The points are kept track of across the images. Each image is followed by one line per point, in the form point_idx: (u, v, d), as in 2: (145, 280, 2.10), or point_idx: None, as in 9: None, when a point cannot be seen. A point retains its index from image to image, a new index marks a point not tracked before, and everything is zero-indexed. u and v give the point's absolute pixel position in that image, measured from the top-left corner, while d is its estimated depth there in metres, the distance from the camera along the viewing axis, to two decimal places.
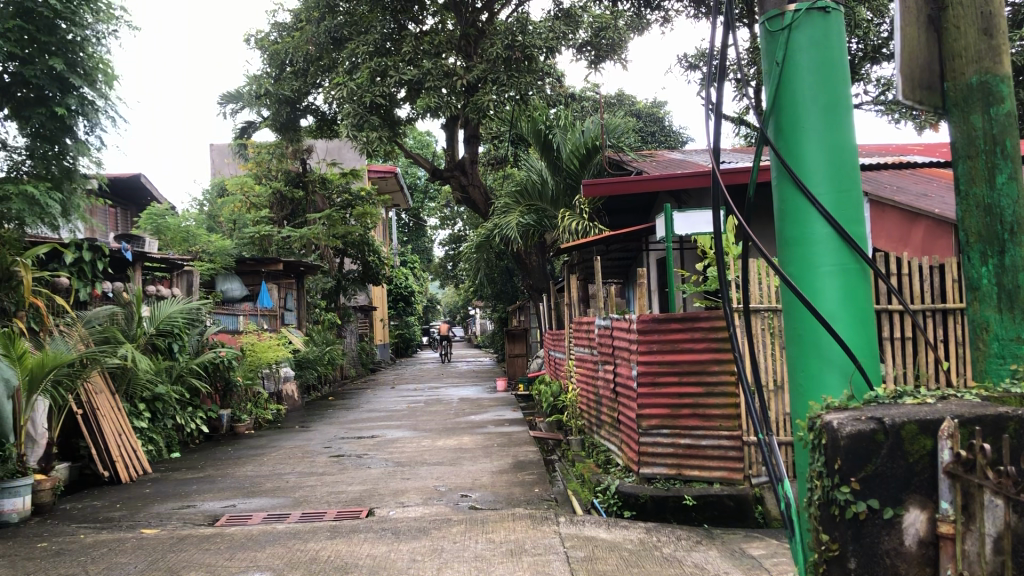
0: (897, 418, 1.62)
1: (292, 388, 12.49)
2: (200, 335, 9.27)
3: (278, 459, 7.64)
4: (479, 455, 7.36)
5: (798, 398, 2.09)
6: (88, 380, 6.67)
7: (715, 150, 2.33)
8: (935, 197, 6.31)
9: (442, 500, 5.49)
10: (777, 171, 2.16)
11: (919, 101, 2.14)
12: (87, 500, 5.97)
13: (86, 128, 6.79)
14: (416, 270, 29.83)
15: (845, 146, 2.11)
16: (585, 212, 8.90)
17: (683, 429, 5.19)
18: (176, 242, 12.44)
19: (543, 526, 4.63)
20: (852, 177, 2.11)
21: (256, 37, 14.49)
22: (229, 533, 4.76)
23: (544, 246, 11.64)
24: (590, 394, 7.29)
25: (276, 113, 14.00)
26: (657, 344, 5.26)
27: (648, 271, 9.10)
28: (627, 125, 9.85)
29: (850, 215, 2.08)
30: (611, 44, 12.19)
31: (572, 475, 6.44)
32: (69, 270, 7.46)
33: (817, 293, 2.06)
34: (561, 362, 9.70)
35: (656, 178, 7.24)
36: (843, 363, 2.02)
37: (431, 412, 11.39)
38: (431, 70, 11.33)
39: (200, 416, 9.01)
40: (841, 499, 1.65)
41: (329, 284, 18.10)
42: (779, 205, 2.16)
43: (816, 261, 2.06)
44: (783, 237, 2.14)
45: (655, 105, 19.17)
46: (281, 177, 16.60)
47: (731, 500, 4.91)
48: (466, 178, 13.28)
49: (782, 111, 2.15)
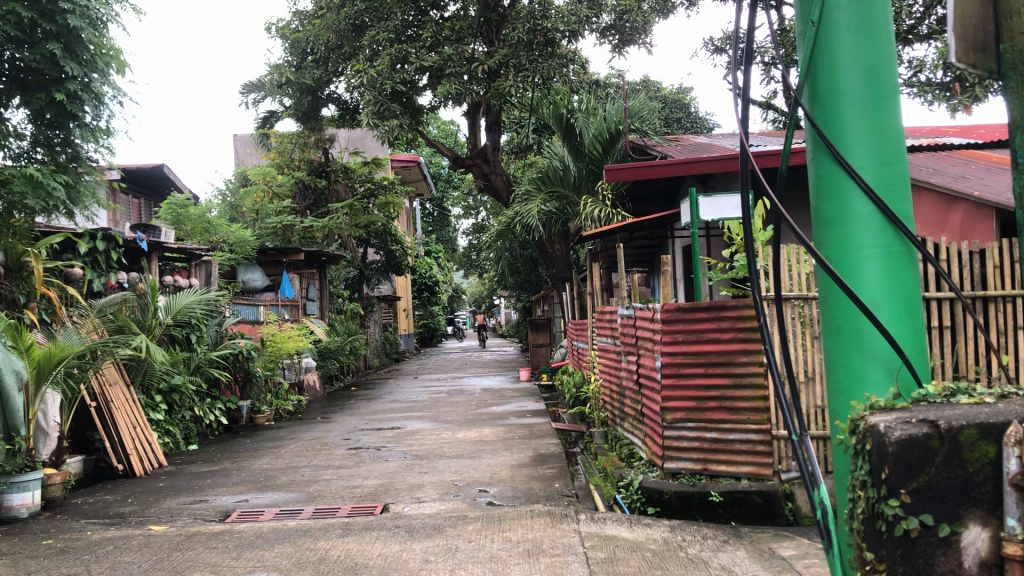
0: (954, 421, 1.41)
1: (313, 379, 12.34)
2: (219, 326, 9.12)
3: (295, 452, 7.50)
4: (499, 447, 7.17)
5: (839, 398, 1.88)
6: (101, 371, 6.60)
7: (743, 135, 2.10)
8: (974, 179, 6.02)
9: (459, 496, 5.31)
10: (812, 143, 1.95)
11: (974, 65, 1.83)
12: (99, 495, 5.86)
13: (94, 114, 6.68)
14: (440, 260, 29.66)
15: (888, 113, 1.88)
16: (608, 198, 8.66)
17: (708, 423, 4.97)
18: (195, 233, 12.09)
19: (562, 524, 4.44)
20: (896, 149, 1.88)
21: (277, 25, 14.33)
22: (239, 531, 4.61)
23: (568, 234, 11.41)
24: (613, 385, 7.07)
25: (298, 102, 13.89)
26: (682, 334, 5.05)
27: (673, 259, 8.86)
28: (651, 109, 9.59)
29: (894, 191, 1.87)
30: (635, 27, 11.90)
31: (594, 469, 6.24)
32: (83, 260, 7.41)
33: (858, 278, 1.85)
34: (584, 352, 9.50)
35: (684, 162, 6.99)
36: (887, 357, 1.80)
37: (452, 402, 11.23)
38: (452, 55, 11.16)
39: (219, 407, 8.90)
40: (889, 514, 1.44)
41: (352, 275, 17.98)
42: (815, 180, 1.95)
43: (855, 242, 1.85)
44: (820, 216, 1.93)
45: (680, 91, 18.86)
46: (303, 166, 16.49)
47: (759, 496, 4.70)
48: (489, 166, 13.06)
49: (818, 75, 1.94)
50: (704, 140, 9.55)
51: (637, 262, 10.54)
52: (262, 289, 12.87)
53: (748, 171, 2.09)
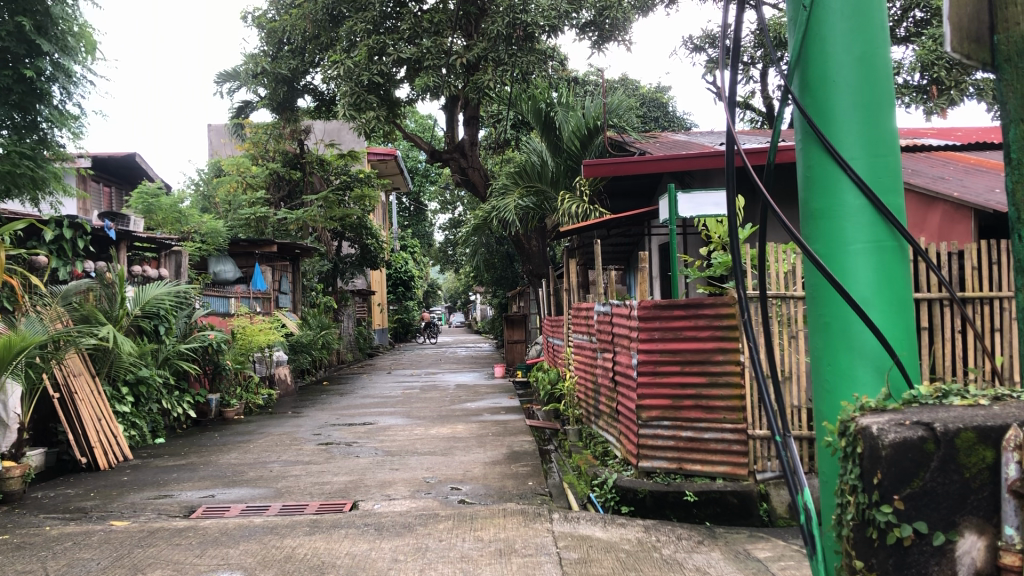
0: (950, 424, 1.35)
1: (285, 372, 12.19)
2: (188, 318, 8.95)
3: (265, 447, 7.37)
4: (472, 445, 7.08)
5: (826, 399, 1.81)
6: (65, 362, 6.44)
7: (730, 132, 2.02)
8: (953, 181, 5.98)
9: (430, 494, 5.22)
10: (802, 133, 1.87)
11: (969, 56, 1.74)
12: (60, 488, 5.71)
13: (62, 95, 6.53)
14: (416, 255, 29.48)
15: (881, 103, 1.81)
16: (585, 194, 8.58)
17: (684, 421, 4.90)
18: (166, 223, 11.90)
19: (535, 524, 4.36)
20: (890, 140, 1.81)
21: (254, 14, 14.12)
22: (203, 527, 4.49)
23: (545, 230, 11.32)
24: (588, 382, 7.00)
25: (274, 92, 13.68)
26: (659, 332, 4.98)
27: (650, 257, 8.80)
28: (630, 104, 9.51)
29: (885, 183, 1.80)
30: (614, 24, 11.84)
31: (568, 467, 6.17)
32: (48, 248, 7.22)
33: (848, 273, 1.78)
34: (559, 350, 9.43)
35: (662, 158, 6.90)
36: (878, 356, 1.73)
37: (426, 398, 11.12)
38: (430, 48, 11.06)
39: (187, 400, 8.76)
40: (881, 521, 1.38)
41: (326, 268, 17.81)
42: (804, 170, 1.87)
43: (845, 235, 1.77)
44: (810, 209, 1.85)
45: (658, 89, 18.85)
46: (278, 157, 16.30)
47: (734, 496, 4.64)
48: (466, 161, 12.94)
49: (808, 63, 1.86)
50: (683, 138, 9.48)
51: (613, 258, 10.47)
52: (234, 281, 12.69)
53: (733, 164, 2.01)
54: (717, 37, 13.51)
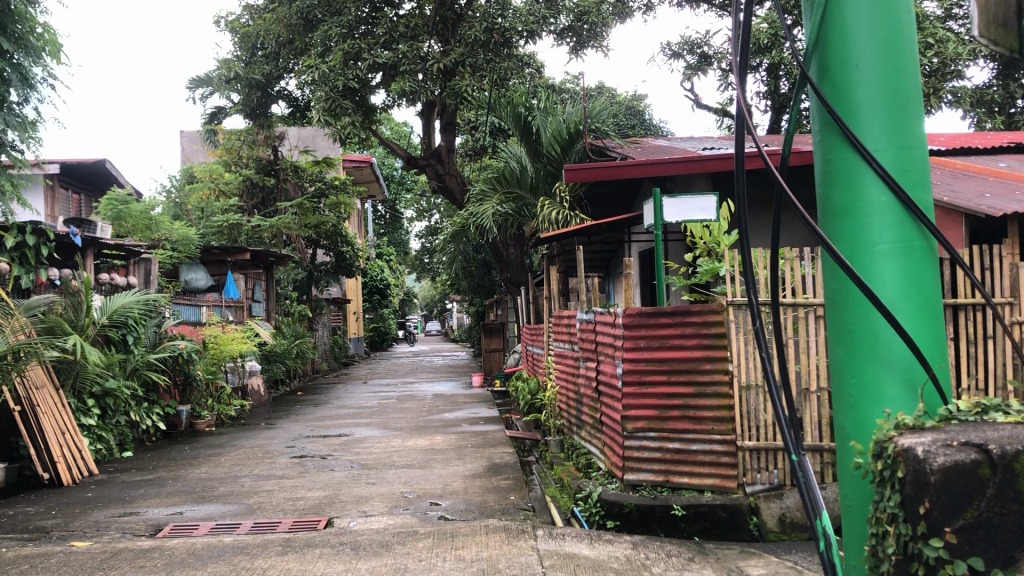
0: (1008, 449, 1.34)
1: (258, 383, 11.90)
2: (157, 327, 8.68)
3: (236, 460, 7.12)
4: (451, 456, 6.89)
5: (849, 414, 1.66)
6: (26, 373, 6.19)
7: (741, 129, 1.86)
8: (942, 185, 5.88)
9: (408, 509, 5.02)
10: (821, 122, 1.72)
11: (996, 40, 1.70)
12: (19, 507, 5.45)
13: (20, 97, 6.28)
14: (393, 263, 29.17)
15: (905, 89, 1.66)
16: (566, 200, 8.39)
17: (671, 433, 4.74)
18: (137, 230, 11.59)
19: (518, 542, 4.17)
20: (915, 131, 1.66)
21: (227, 18, 13.89)
22: (169, 547, 4.27)
23: (523, 238, 11.17)
24: (570, 392, 6.83)
25: (247, 97, 13.42)
26: (644, 340, 4.80)
27: (632, 263, 8.71)
28: (611, 110, 9.35)
29: (913, 178, 1.65)
30: (593, 29, 11.56)
31: (550, 480, 6.00)
32: (10, 255, 6.90)
33: (874, 277, 1.62)
34: (539, 358, 9.28)
35: (643, 164, 6.74)
36: (908, 368, 1.57)
37: (403, 408, 10.90)
38: (406, 53, 10.84)
39: (156, 412, 8.49)
40: (931, 557, 1.38)
41: (301, 276, 17.53)
42: (822, 163, 1.72)
43: (869, 234, 1.62)
44: (829, 206, 1.70)
45: (635, 98, 18.80)
46: (251, 164, 16.02)
47: (723, 510, 4.48)
48: (443, 167, 12.72)
49: (827, 46, 1.71)
50: (663, 143, 9.33)
51: (593, 266, 10.34)
52: (205, 289, 12.38)
53: (742, 165, 1.84)
54: (696, 44, 13.44)
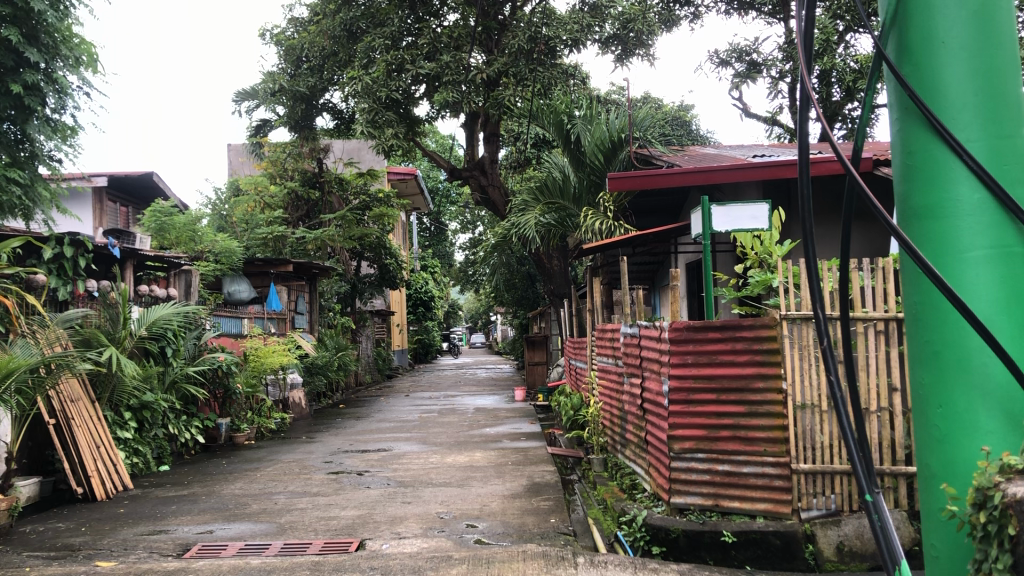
0: None
1: (299, 396, 11.80)
2: (197, 339, 8.61)
3: (271, 476, 6.98)
4: (490, 475, 6.67)
5: (939, 446, 1.43)
6: (61, 386, 6.11)
7: (806, 125, 1.62)
8: None
9: (444, 532, 4.81)
10: (899, 110, 1.48)
11: None
12: (50, 523, 5.34)
13: (55, 106, 6.24)
14: (437, 274, 29.10)
15: (1002, 67, 1.41)
16: (609, 210, 8.17)
17: (721, 454, 4.45)
18: (180, 242, 11.54)
19: (558, 571, 3.94)
20: (1015, 117, 1.42)
21: (272, 32, 13.93)
22: (195, 570, 4.11)
23: (565, 249, 10.95)
24: (614, 409, 6.58)
25: (291, 110, 13.37)
26: (692, 356, 4.55)
27: (679, 274, 8.47)
28: (656, 118, 9.10)
29: (1011, 173, 1.41)
30: (639, 37, 11.28)
31: (593, 500, 5.75)
32: (48, 266, 6.88)
33: (966, 287, 1.38)
34: (581, 373, 9.05)
35: (689, 171, 6.47)
36: (1009, 393, 1.34)
37: (444, 423, 10.71)
38: (450, 63, 10.65)
39: (195, 425, 8.39)
40: None
41: (344, 288, 17.48)
42: (902, 157, 1.48)
43: (959, 238, 1.38)
44: (911, 206, 1.46)
45: (682, 109, 18.51)
46: (297, 177, 15.98)
47: (776, 538, 4.19)
48: (486, 178, 12.54)
49: (907, 23, 1.47)
50: (710, 151, 9.07)
51: (638, 278, 10.11)
52: (248, 301, 12.35)
53: (807, 166, 1.61)
54: (744, 51, 13.15)
